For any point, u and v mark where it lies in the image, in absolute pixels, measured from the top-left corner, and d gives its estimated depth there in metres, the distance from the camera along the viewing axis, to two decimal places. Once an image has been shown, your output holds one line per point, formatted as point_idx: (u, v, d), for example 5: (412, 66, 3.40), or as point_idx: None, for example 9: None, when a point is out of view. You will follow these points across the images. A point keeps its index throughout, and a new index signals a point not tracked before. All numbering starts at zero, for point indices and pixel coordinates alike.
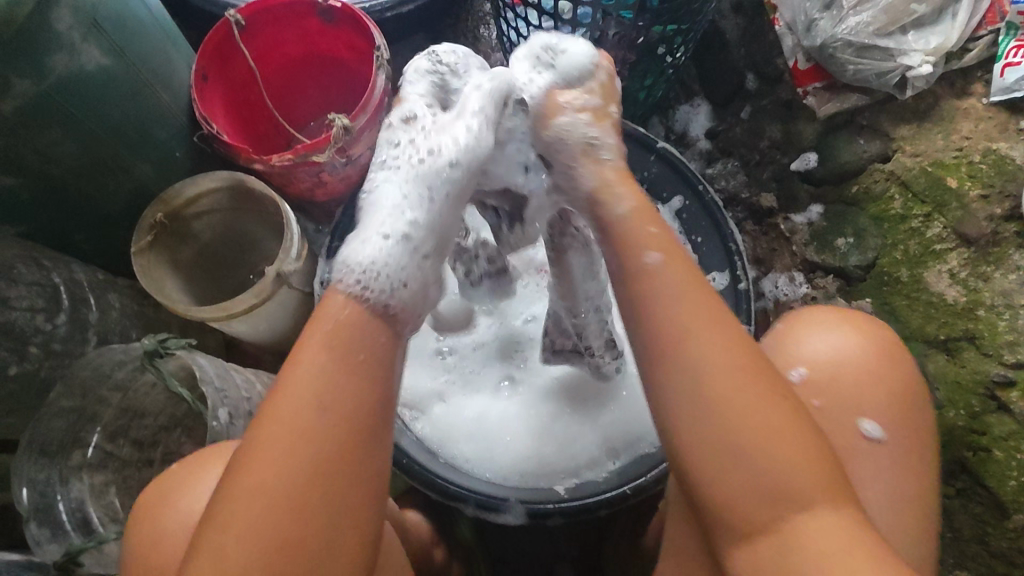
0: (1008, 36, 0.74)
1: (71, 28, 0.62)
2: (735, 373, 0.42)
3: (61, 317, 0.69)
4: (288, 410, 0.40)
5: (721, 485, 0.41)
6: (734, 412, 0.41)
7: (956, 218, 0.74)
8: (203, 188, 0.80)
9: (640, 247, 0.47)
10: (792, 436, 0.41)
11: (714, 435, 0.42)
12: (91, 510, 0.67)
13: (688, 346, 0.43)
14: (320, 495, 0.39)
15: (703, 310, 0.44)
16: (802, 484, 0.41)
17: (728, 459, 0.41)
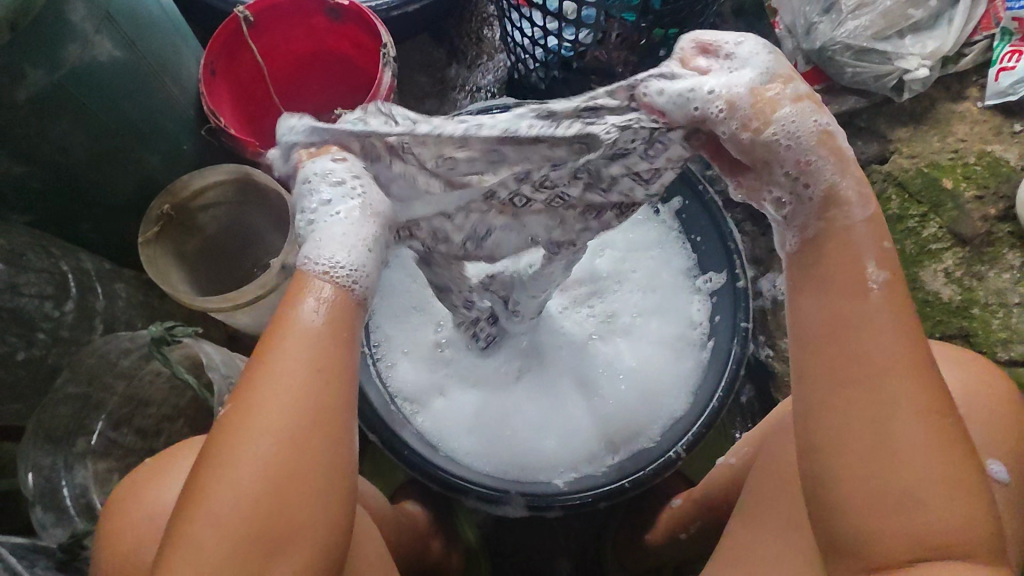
0: (1003, 41, 0.78)
1: (84, 17, 0.63)
2: (916, 403, 0.40)
3: (69, 304, 0.70)
4: (265, 393, 0.38)
5: (874, 526, 0.41)
6: (897, 439, 0.40)
7: (951, 218, 0.76)
8: (211, 180, 0.81)
9: (862, 267, 0.42)
10: (954, 476, 0.40)
11: (872, 465, 0.41)
12: (95, 496, 0.67)
13: (869, 362, 0.41)
14: (293, 484, 0.37)
15: (898, 340, 0.41)
16: (952, 525, 0.40)
17: (894, 490, 0.40)
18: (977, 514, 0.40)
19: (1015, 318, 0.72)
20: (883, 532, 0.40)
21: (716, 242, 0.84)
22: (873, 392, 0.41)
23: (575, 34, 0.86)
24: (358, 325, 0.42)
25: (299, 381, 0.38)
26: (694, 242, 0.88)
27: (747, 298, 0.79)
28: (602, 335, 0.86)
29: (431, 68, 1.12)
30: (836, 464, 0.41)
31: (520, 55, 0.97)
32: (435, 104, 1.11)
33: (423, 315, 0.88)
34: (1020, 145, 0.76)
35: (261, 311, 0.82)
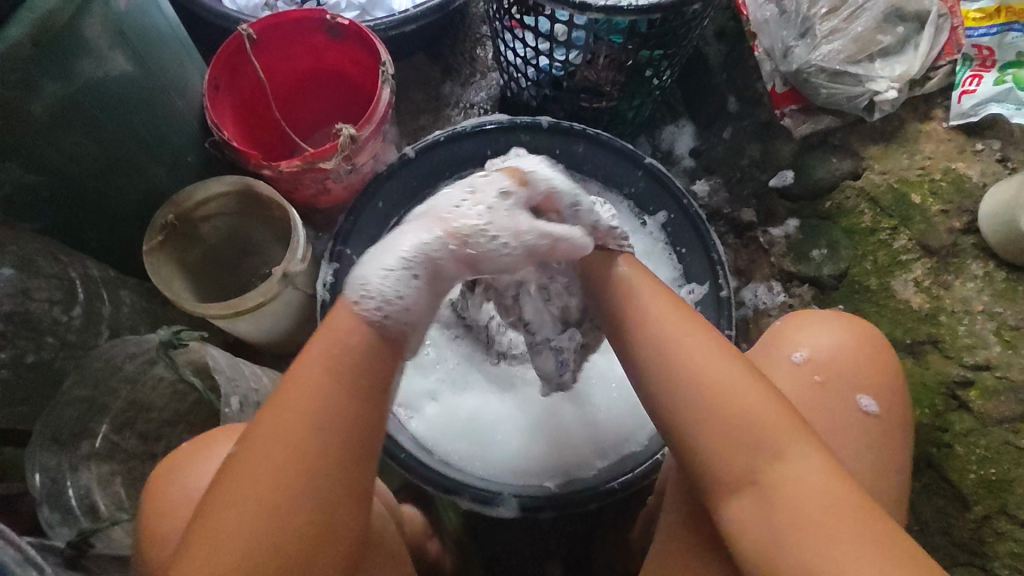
0: (965, 66, 0.83)
1: (99, 34, 0.66)
2: (705, 353, 0.53)
3: (76, 309, 0.72)
4: (285, 401, 0.47)
5: (757, 504, 0.48)
6: (708, 390, 0.51)
7: (920, 231, 0.81)
8: (213, 192, 0.83)
9: (610, 261, 0.60)
10: (759, 400, 0.50)
11: (700, 414, 0.51)
12: (99, 498, 0.69)
13: (665, 334, 0.54)
14: (302, 473, 0.46)
15: (668, 308, 0.56)
16: (777, 445, 0.49)
17: (728, 429, 0.50)
18: (792, 427, 0.50)
19: (979, 325, 0.75)
20: (728, 463, 0.50)
21: (700, 254, 0.89)
22: (673, 355, 0.53)
23: (566, 55, 0.90)
24: (359, 350, 0.49)
25: (314, 379, 0.48)
26: (679, 254, 0.91)
27: (729, 307, 0.84)
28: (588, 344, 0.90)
29: (426, 86, 1.16)
30: (681, 424, 0.52)
31: (512, 75, 1.01)
32: (430, 119, 1.15)
33: None
34: (981, 162, 0.81)
35: (262, 318, 0.84)
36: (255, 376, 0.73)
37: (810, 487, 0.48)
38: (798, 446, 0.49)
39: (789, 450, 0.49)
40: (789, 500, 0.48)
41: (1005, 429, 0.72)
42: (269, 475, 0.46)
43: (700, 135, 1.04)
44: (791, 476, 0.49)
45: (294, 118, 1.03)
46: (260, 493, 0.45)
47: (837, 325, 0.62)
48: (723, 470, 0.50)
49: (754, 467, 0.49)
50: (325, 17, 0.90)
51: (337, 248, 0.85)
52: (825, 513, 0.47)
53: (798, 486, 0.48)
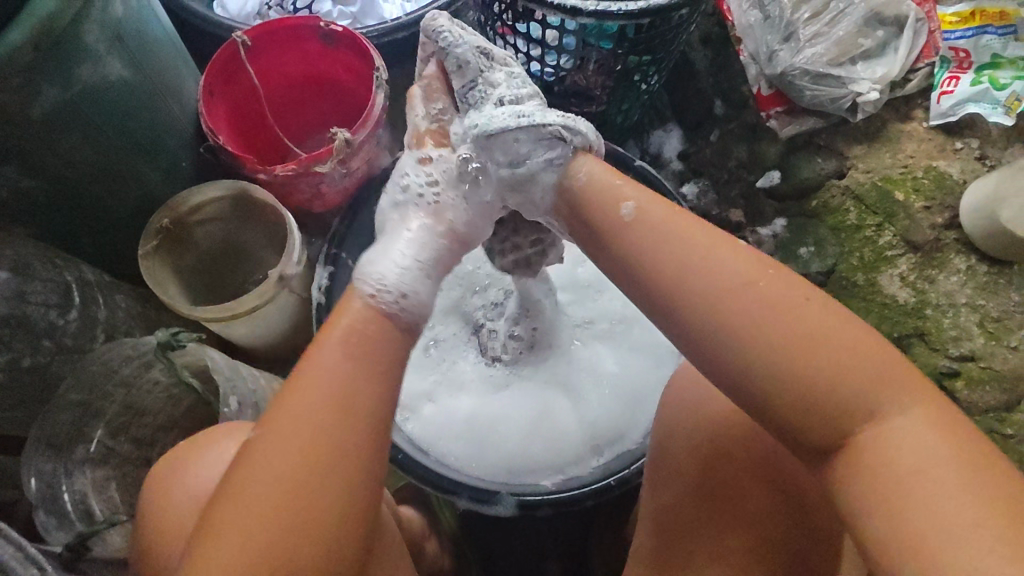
0: (943, 68, 0.85)
1: (99, 39, 0.66)
2: (784, 296, 0.43)
3: (72, 312, 0.72)
4: (296, 398, 0.43)
5: (862, 454, 0.41)
6: (791, 340, 0.42)
7: (904, 227, 0.83)
8: (208, 197, 0.84)
9: (619, 197, 0.49)
10: (853, 349, 0.42)
11: (789, 373, 0.42)
12: (93, 503, 0.68)
13: (721, 275, 0.44)
14: (314, 483, 0.42)
15: (721, 243, 0.45)
16: (878, 399, 0.41)
17: (815, 387, 0.41)
18: (899, 377, 0.42)
19: (963, 317, 0.78)
20: (813, 425, 0.42)
21: None
22: (741, 302, 0.43)
23: (557, 60, 0.92)
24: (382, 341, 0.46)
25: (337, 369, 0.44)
26: None
27: None
28: (582, 340, 0.92)
29: None
30: (751, 379, 0.43)
31: None
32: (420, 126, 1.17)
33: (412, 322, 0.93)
34: (962, 160, 0.84)
35: (257, 322, 0.84)
36: (252, 378, 0.72)
37: (922, 447, 0.40)
38: (901, 401, 0.41)
39: (886, 405, 0.41)
40: (886, 458, 0.40)
41: (991, 417, 0.74)
42: (274, 482, 0.41)
43: (688, 138, 1.04)
44: (894, 437, 0.41)
45: (287, 124, 1.04)
46: (266, 503, 0.41)
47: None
48: (815, 437, 0.42)
49: (850, 426, 0.41)
50: (319, 24, 0.91)
51: (332, 251, 0.87)
52: (938, 470, 0.39)
53: (906, 445, 0.40)
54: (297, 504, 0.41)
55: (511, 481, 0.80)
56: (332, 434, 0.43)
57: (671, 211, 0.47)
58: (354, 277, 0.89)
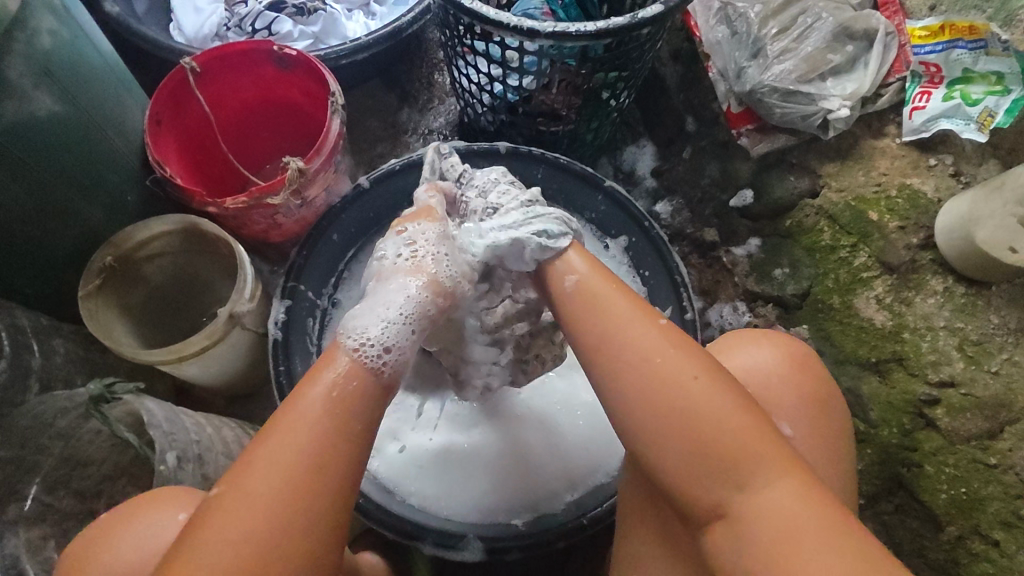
0: (913, 83, 0.83)
1: (22, 74, 0.63)
2: (674, 366, 0.49)
3: (2, 362, 0.68)
4: (287, 432, 0.46)
5: (735, 508, 0.46)
6: (675, 410, 0.48)
7: (878, 248, 0.80)
8: (156, 231, 0.79)
9: (564, 271, 0.56)
10: (734, 417, 0.47)
11: (671, 437, 0.47)
12: (27, 566, 0.63)
13: (630, 342, 0.50)
14: (289, 515, 0.44)
15: (635, 313, 0.52)
16: (750, 465, 0.46)
17: (693, 449, 0.47)
18: (773, 449, 0.46)
19: (942, 341, 0.74)
20: (695, 492, 0.47)
21: (663, 276, 0.87)
22: (646, 375, 0.49)
23: (520, 80, 0.89)
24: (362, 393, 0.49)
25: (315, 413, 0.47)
26: (643, 276, 0.89)
27: (696, 329, 0.83)
28: (558, 370, 0.86)
29: (383, 113, 1.14)
30: (642, 438, 0.49)
31: (469, 101, 1.00)
32: (387, 146, 1.13)
33: None
34: (936, 177, 0.81)
35: (210, 362, 0.80)
36: (197, 427, 0.69)
37: (789, 519, 0.44)
38: (768, 473, 0.46)
39: (755, 479, 0.46)
40: (755, 530, 0.45)
41: (974, 446, 0.71)
42: (263, 507, 0.44)
43: (660, 154, 1.03)
44: (761, 509, 0.45)
45: (246, 150, 1.00)
46: (255, 526, 0.44)
47: (762, 344, 0.61)
48: (696, 501, 0.47)
49: (730, 494, 0.46)
50: (272, 48, 0.88)
51: (287, 284, 0.82)
52: (805, 542, 0.43)
53: (776, 515, 0.45)
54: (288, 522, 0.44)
55: (481, 522, 0.77)
56: (325, 459, 0.46)
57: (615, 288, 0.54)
58: (313, 310, 0.85)
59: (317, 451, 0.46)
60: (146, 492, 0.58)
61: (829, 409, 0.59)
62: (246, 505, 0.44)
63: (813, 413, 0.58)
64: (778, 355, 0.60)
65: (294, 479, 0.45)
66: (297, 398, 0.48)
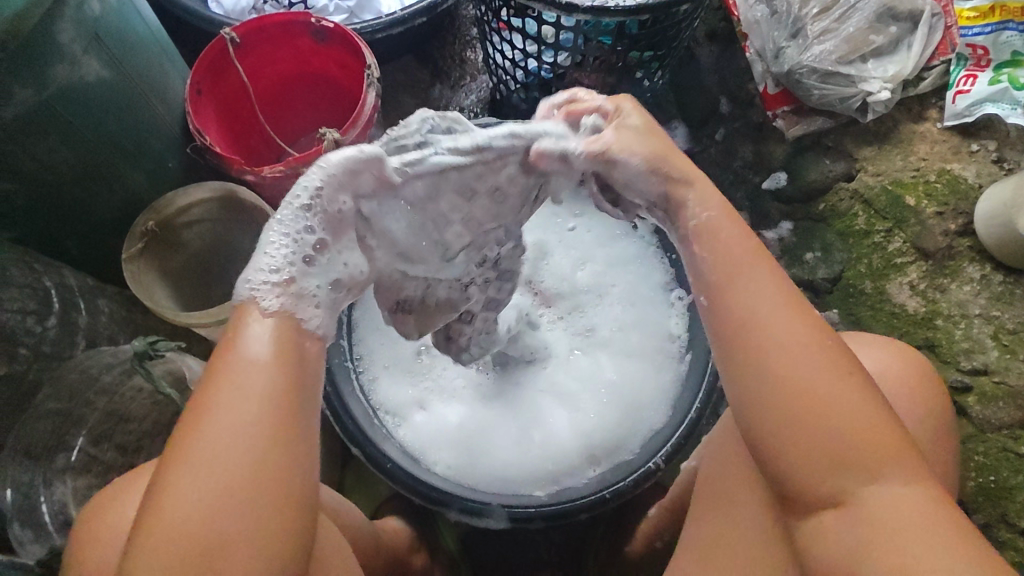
0: (959, 66, 0.82)
1: (73, 38, 0.64)
2: (823, 347, 0.43)
3: (51, 319, 0.72)
4: (221, 394, 0.40)
5: (881, 506, 0.41)
6: (822, 402, 0.41)
7: (915, 233, 0.80)
8: (194, 199, 0.81)
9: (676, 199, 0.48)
10: (868, 402, 0.42)
11: (782, 403, 0.42)
12: (73, 513, 0.66)
13: (747, 311, 0.44)
14: (234, 516, 0.38)
15: (785, 307, 0.44)
16: (863, 445, 0.41)
17: (821, 423, 0.41)
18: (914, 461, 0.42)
19: (976, 329, 0.75)
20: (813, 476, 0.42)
21: None
22: (787, 360, 0.42)
23: (554, 56, 0.87)
24: (305, 362, 0.42)
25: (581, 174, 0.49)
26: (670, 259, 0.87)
27: None
28: (582, 349, 0.87)
29: (415, 89, 1.14)
30: (760, 412, 0.43)
31: (501, 77, 0.98)
32: None
33: None
34: (978, 163, 0.80)
35: None
36: None
37: (915, 520, 0.40)
38: (896, 472, 0.41)
39: (886, 475, 0.41)
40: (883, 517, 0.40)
41: (1005, 436, 0.71)
42: (184, 545, 0.37)
43: (693, 134, 0.96)
44: (886, 499, 0.41)
45: (279, 121, 1.01)
46: (199, 522, 0.38)
47: (893, 346, 0.57)
48: (808, 484, 0.42)
49: (858, 481, 0.41)
50: (311, 20, 0.88)
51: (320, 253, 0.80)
52: (931, 540, 0.39)
53: (908, 512, 0.40)
54: (235, 514, 0.38)
55: (503, 492, 0.75)
56: (259, 439, 0.39)
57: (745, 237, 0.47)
58: None
59: (223, 500, 0.38)
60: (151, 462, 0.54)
61: (947, 428, 0.55)
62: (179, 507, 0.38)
63: (938, 429, 0.53)
64: (904, 355, 0.56)
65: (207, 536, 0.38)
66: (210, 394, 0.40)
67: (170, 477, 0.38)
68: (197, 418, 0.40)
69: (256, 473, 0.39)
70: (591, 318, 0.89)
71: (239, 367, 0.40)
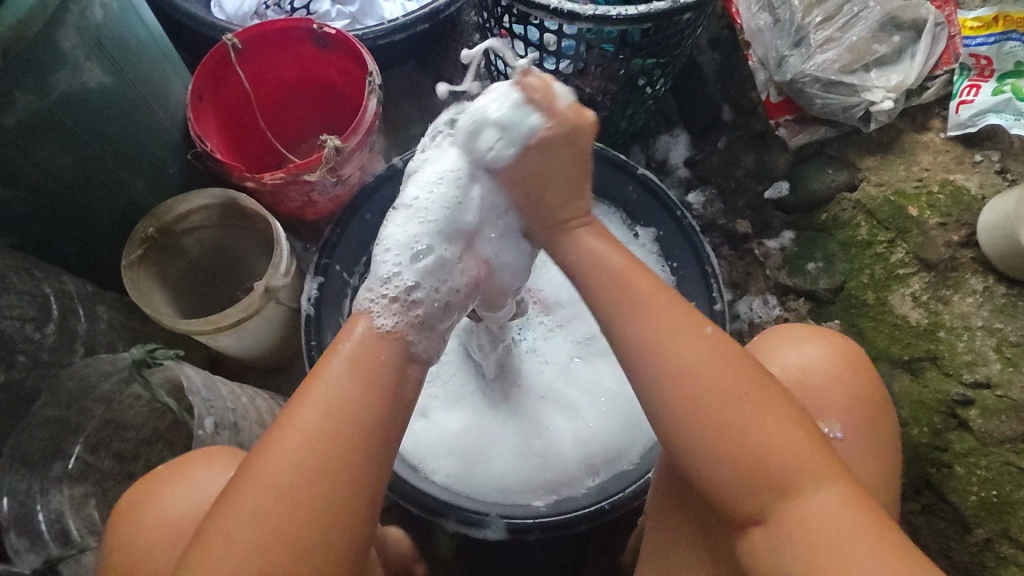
0: (962, 76, 0.82)
1: (76, 45, 0.64)
2: (719, 360, 0.46)
3: (49, 326, 0.72)
4: (319, 391, 0.45)
5: (797, 513, 0.43)
6: (715, 407, 0.45)
7: (917, 244, 0.79)
8: (194, 205, 0.81)
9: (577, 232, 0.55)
10: (777, 415, 0.45)
11: (685, 415, 0.45)
12: (70, 522, 0.66)
13: (646, 329, 0.47)
14: (315, 498, 0.42)
15: (677, 324, 0.47)
16: (772, 452, 0.44)
17: (729, 434, 0.44)
18: (818, 455, 0.44)
19: (979, 341, 0.73)
20: (726, 480, 0.44)
21: (693, 266, 0.84)
22: (679, 376, 0.46)
23: (556, 64, 0.87)
24: (386, 358, 0.49)
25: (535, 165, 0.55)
26: (671, 268, 0.87)
27: (724, 321, 0.80)
28: (583, 357, 0.87)
29: (416, 95, 1.14)
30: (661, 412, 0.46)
31: (503, 84, 0.98)
32: (420, 128, 1.13)
33: None
34: (980, 174, 0.79)
35: (244, 334, 0.82)
36: (234, 396, 0.72)
37: (835, 524, 0.42)
38: (813, 481, 0.43)
39: (799, 488, 0.43)
40: (803, 524, 0.43)
41: (1008, 450, 0.70)
42: (266, 521, 0.41)
43: (694, 144, 1.01)
44: (806, 510, 0.43)
45: (281, 128, 1.01)
46: (263, 537, 0.40)
47: (818, 340, 0.59)
48: (723, 493, 0.44)
49: (773, 496, 0.43)
50: (312, 27, 0.88)
51: (320, 261, 0.80)
52: (844, 538, 0.41)
53: (826, 521, 0.42)
54: (294, 536, 0.41)
55: (501, 503, 0.75)
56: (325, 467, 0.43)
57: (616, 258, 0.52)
58: (347, 289, 0.82)
59: (304, 484, 0.42)
60: (164, 467, 0.56)
61: (883, 422, 0.57)
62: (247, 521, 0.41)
63: (865, 414, 0.56)
64: (837, 355, 0.58)
65: (288, 514, 0.41)
66: (292, 415, 0.44)
67: (264, 459, 0.43)
68: (293, 413, 0.45)
69: (338, 465, 0.43)
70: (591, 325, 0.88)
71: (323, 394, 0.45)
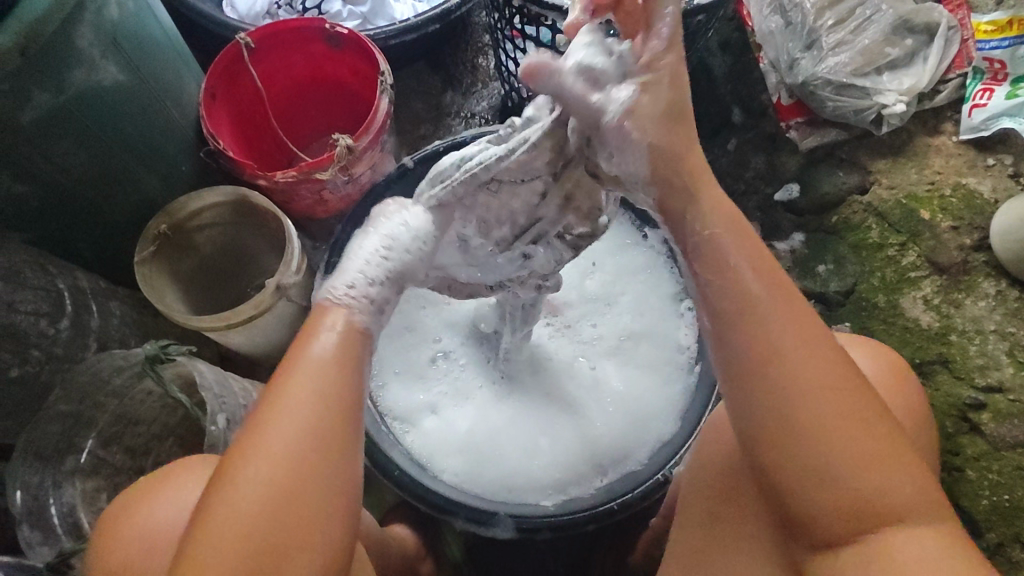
0: (976, 79, 0.82)
1: (91, 43, 0.65)
2: (838, 382, 0.43)
3: (63, 321, 0.72)
4: (297, 380, 0.44)
5: (900, 549, 0.42)
6: (828, 434, 0.42)
7: (928, 247, 0.79)
8: (207, 202, 0.81)
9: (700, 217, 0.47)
10: (889, 447, 0.43)
11: (798, 441, 0.43)
12: (82, 515, 0.66)
13: (767, 345, 0.44)
14: (303, 490, 0.42)
15: (801, 335, 0.44)
16: (885, 487, 0.42)
17: (839, 465, 0.42)
18: (925, 491, 0.43)
19: (991, 345, 0.75)
20: (828, 511, 0.43)
21: None
22: (805, 395, 0.43)
23: None
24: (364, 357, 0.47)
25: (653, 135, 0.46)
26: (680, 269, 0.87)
27: None
28: (591, 358, 0.86)
29: (426, 95, 1.14)
30: (762, 436, 0.44)
31: (514, 85, 0.98)
32: (429, 128, 1.13)
33: (418, 333, 0.87)
34: (993, 176, 0.80)
35: (256, 331, 0.82)
36: (245, 393, 0.72)
37: (933, 564, 0.42)
38: (918, 518, 0.42)
39: (905, 525, 0.42)
40: (903, 557, 0.42)
41: (1019, 454, 0.71)
42: (257, 513, 0.41)
43: (704, 146, 0.92)
44: (907, 545, 0.42)
45: (292, 127, 1.02)
46: (253, 531, 0.41)
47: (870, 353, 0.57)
48: (823, 523, 0.43)
49: (877, 528, 0.42)
50: (325, 27, 0.89)
51: (330, 260, 0.80)
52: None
53: (925, 558, 0.42)
54: (290, 520, 0.41)
55: (511, 501, 0.75)
56: (320, 445, 0.43)
57: (751, 247, 0.47)
58: None
59: (291, 474, 0.42)
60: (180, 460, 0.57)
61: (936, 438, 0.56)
62: (246, 499, 0.41)
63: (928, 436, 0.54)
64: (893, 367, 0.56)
65: (283, 507, 0.41)
66: (273, 402, 0.43)
67: (245, 448, 0.42)
68: (272, 402, 0.44)
69: (324, 454, 0.43)
70: (601, 328, 0.88)
71: (306, 375, 0.44)
